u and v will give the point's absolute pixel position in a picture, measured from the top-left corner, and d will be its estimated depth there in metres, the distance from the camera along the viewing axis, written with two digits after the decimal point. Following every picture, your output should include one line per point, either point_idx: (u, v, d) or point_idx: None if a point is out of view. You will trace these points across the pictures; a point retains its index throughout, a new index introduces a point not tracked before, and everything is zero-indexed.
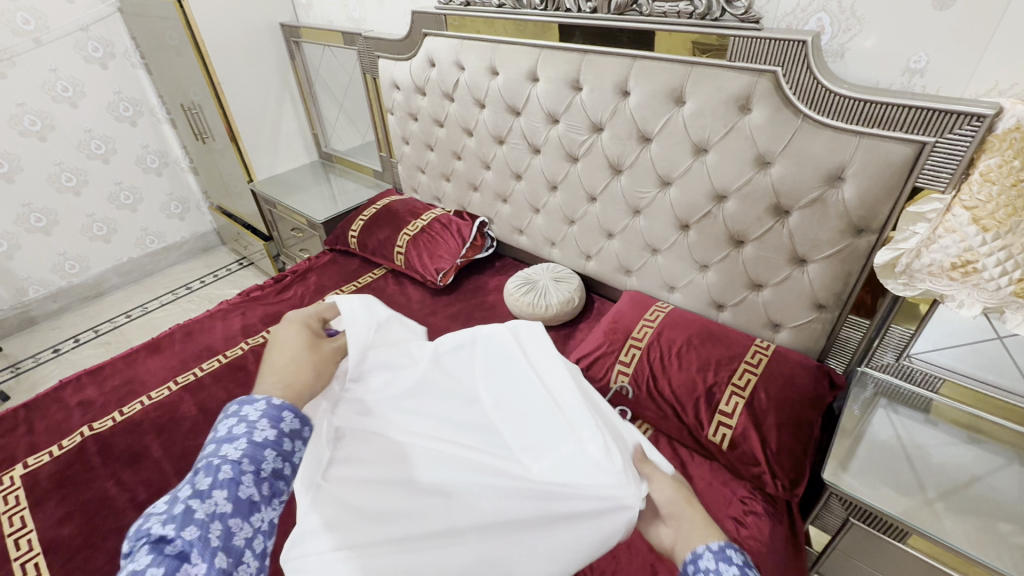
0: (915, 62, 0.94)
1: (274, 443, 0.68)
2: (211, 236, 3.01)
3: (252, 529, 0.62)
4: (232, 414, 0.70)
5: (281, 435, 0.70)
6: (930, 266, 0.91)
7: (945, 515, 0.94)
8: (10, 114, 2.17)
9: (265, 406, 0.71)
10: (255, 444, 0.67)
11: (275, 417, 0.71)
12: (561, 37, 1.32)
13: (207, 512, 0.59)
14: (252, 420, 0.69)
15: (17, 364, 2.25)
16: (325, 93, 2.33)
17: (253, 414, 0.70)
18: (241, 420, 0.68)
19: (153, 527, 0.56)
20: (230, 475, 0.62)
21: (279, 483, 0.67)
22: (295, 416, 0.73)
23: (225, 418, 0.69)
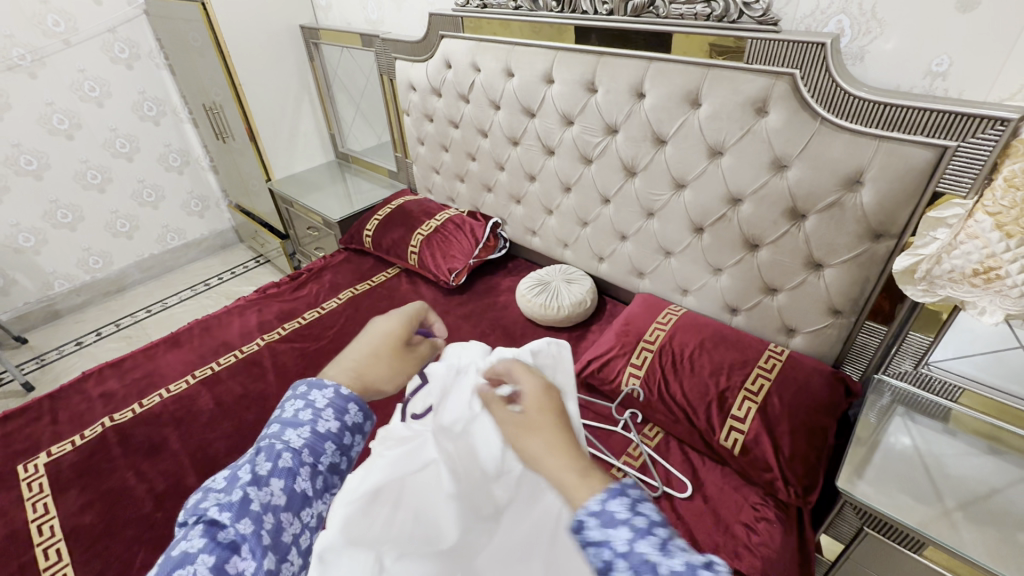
0: (937, 65, 0.93)
1: (337, 436, 0.64)
2: (229, 234, 3.06)
3: (300, 525, 0.59)
4: (300, 395, 0.66)
5: (345, 427, 0.65)
6: (950, 273, 0.89)
7: (964, 526, 0.92)
8: (39, 113, 2.24)
9: (335, 395, 0.67)
10: (315, 435, 0.63)
11: (341, 408, 0.66)
12: (577, 39, 1.32)
13: (263, 504, 0.56)
14: (318, 407, 0.65)
15: (42, 355, 2.31)
16: (343, 94, 2.37)
17: (320, 402, 0.65)
18: (308, 405, 0.65)
19: (209, 508, 0.54)
20: (289, 465, 0.60)
21: (333, 478, 0.64)
22: (359, 408, 0.67)
23: (293, 400, 0.66)
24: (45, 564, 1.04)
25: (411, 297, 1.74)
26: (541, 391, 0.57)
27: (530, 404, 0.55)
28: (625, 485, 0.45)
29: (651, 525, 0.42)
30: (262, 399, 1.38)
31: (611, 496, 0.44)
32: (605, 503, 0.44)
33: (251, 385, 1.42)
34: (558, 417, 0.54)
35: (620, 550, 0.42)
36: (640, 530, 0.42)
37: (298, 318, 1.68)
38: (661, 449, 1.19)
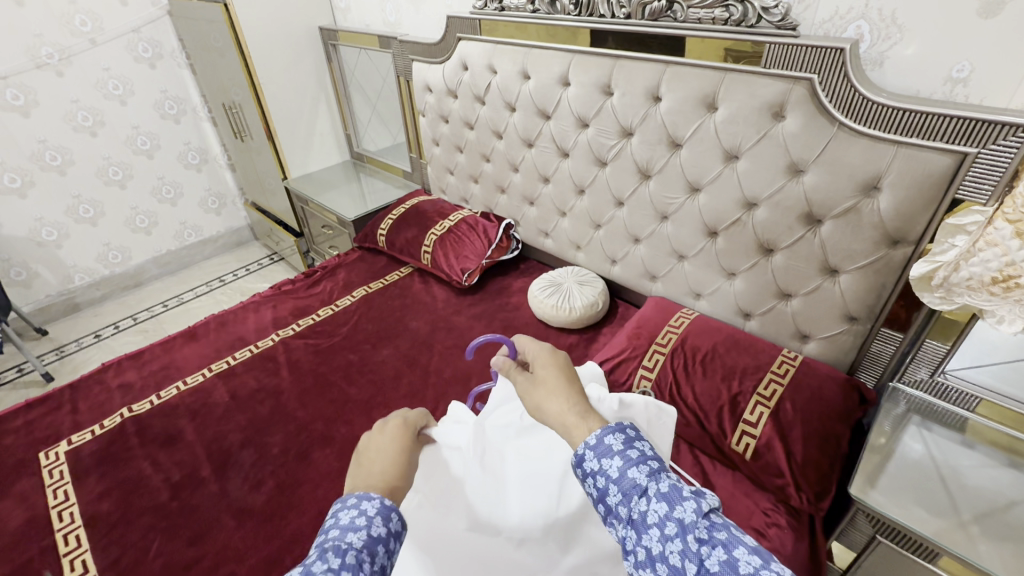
0: (958, 71, 0.92)
1: (389, 539, 0.58)
2: (245, 231, 3.11)
3: None
4: (347, 504, 0.60)
5: (392, 532, 0.60)
6: (969, 280, 0.87)
7: (979, 538, 0.91)
8: (65, 110, 2.29)
9: (380, 503, 0.61)
10: (372, 539, 0.57)
11: (389, 515, 0.61)
12: (594, 42, 1.32)
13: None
14: (370, 510, 0.60)
15: (62, 347, 2.36)
16: (359, 95, 2.40)
17: (370, 508, 0.60)
18: (359, 509, 0.59)
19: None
20: (354, 561, 0.54)
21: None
22: (402, 516, 0.62)
23: (341, 509, 0.60)
24: (64, 549, 1.06)
25: (424, 296, 1.76)
26: (549, 356, 0.80)
27: (538, 364, 0.79)
28: (621, 428, 0.64)
29: (642, 456, 0.61)
30: (277, 394, 1.40)
31: (608, 434, 0.64)
32: (602, 439, 0.63)
33: (266, 379, 1.44)
34: (561, 377, 0.77)
35: (614, 474, 0.60)
36: (632, 459, 0.60)
37: (312, 314, 1.70)
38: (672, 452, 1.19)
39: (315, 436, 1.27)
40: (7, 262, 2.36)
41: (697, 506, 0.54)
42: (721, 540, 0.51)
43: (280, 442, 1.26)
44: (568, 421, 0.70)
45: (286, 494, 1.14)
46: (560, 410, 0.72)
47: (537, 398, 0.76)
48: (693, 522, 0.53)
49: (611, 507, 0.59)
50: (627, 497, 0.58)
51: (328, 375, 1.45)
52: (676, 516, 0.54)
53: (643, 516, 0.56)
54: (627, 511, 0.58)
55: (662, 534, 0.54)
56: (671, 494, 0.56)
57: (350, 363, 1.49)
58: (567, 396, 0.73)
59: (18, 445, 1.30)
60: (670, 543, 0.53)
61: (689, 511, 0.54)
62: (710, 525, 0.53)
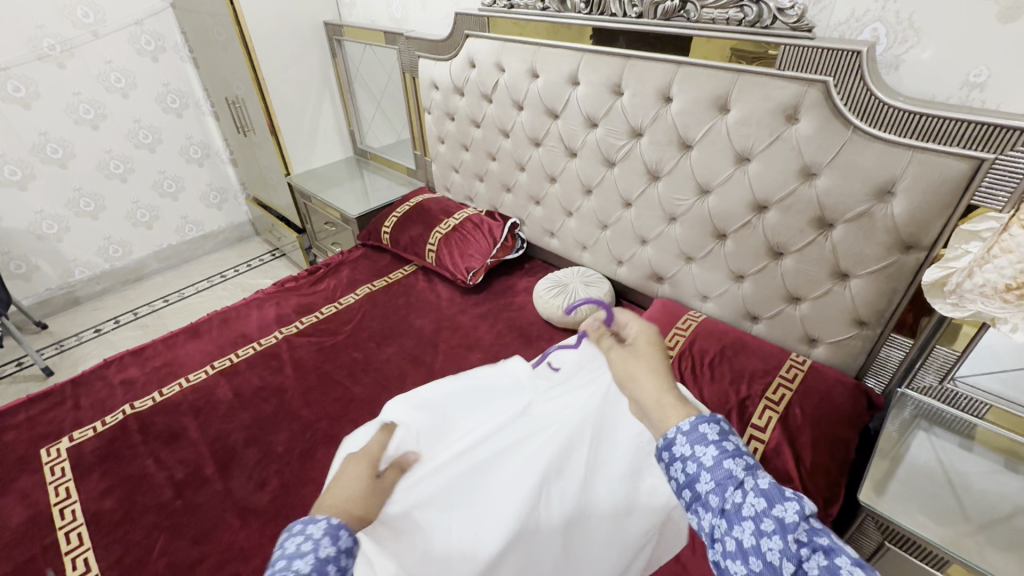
0: (975, 76, 0.91)
1: (337, 559, 0.56)
2: (246, 227, 3.10)
3: None
4: (296, 532, 0.58)
5: (341, 550, 0.58)
6: (982, 287, 0.87)
7: (989, 546, 0.90)
8: (66, 102, 2.27)
9: (327, 523, 0.59)
10: (322, 560, 0.55)
11: (336, 534, 0.59)
12: (604, 41, 1.31)
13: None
14: (316, 537, 0.57)
15: (62, 341, 2.35)
16: (363, 91, 2.38)
17: (316, 531, 0.58)
18: (305, 537, 0.57)
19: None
20: None
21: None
22: (352, 533, 0.60)
23: (286, 539, 0.57)
24: (67, 548, 1.05)
25: (428, 295, 1.74)
26: (652, 334, 0.77)
27: (640, 340, 0.76)
28: (713, 417, 0.61)
29: (738, 449, 0.58)
30: (280, 392, 1.39)
31: (702, 422, 0.60)
32: (696, 426, 0.59)
33: (269, 377, 1.43)
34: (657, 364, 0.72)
35: (707, 462, 0.57)
36: (728, 450, 0.57)
37: (316, 312, 1.69)
38: None
39: (320, 435, 1.26)
40: (7, 256, 2.34)
41: (798, 507, 0.52)
42: (823, 545, 0.50)
43: (285, 440, 1.25)
44: (664, 404, 0.66)
45: (291, 493, 1.13)
46: (654, 392, 0.68)
47: (632, 370, 0.72)
48: (794, 523, 0.51)
49: (699, 495, 0.57)
50: (721, 488, 0.55)
51: (332, 374, 1.44)
52: (776, 514, 0.52)
53: (737, 508, 0.54)
54: (718, 501, 0.55)
55: (757, 529, 0.52)
56: (770, 491, 0.54)
57: (354, 361, 1.48)
58: (659, 377, 0.70)
59: (19, 441, 1.29)
60: (765, 538, 0.51)
61: (791, 511, 0.52)
62: (810, 528, 0.52)
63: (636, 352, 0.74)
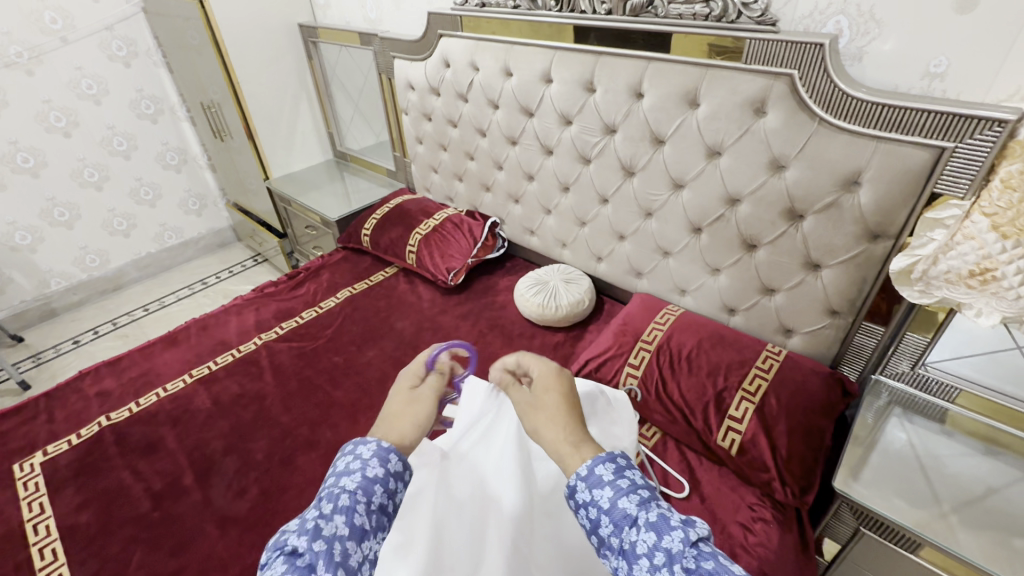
0: (935, 66, 0.93)
1: (384, 480, 0.64)
2: (227, 233, 3.06)
3: (362, 555, 0.57)
4: (348, 450, 0.67)
5: (390, 472, 0.65)
6: (946, 274, 0.89)
7: (960, 528, 0.92)
8: (36, 110, 2.23)
9: (378, 446, 0.67)
10: (370, 480, 0.63)
11: (385, 456, 0.66)
12: (576, 38, 1.31)
13: (329, 534, 0.56)
14: (365, 456, 0.65)
15: (38, 354, 2.30)
16: (341, 93, 2.37)
17: (366, 452, 0.66)
18: (356, 457, 0.65)
19: (289, 539, 0.56)
20: (347, 503, 0.59)
21: (386, 518, 0.63)
22: (401, 458, 0.67)
23: (341, 454, 0.66)
24: (41, 564, 1.04)
25: (409, 296, 1.74)
26: (552, 379, 0.79)
27: (540, 389, 0.78)
28: (611, 456, 0.64)
29: (632, 486, 0.61)
30: (260, 398, 1.38)
31: (598, 463, 0.64)
32: (592, 469, 0.63)
33: (249, 384, 1.42)
34: (561, 411, 0.74)
35: (604, 505, 0.60)
36: (622, 488, 0.60)
37: (296, 317, 1.67)
38: (659, 449, 1.19)
39: (300, 441, 1.25)
40: None
41: (684, 535, 0.55)
42: (708, 569, 0.52)
43: (264, 447, 1.24)
44: (563, 450, 0.68)
45: (271, 501, 1.12)
46: (555, 439, 0.70)
47: (536, 422, 0.74)
48: (680, 551, 0.54)
49: (604, 539, 0.60)
50: (618, 527, 0.58)
51: (313, 379, 1.43)
52: (664, 545, 0.55)
53: (633, 546, 0.57)
54: (618, 541, 0.58)
55: (651, 564, 0.55)
56: (659, 523, 0.57)
57: (335, 365, 1.47)
58: (560, 426, 0.71)
59: None
60: (658, 572, 0.54)
61: (676, 540, 0.55)
62: (698, 555, 0.54)
63: (538, 391, 0.78)
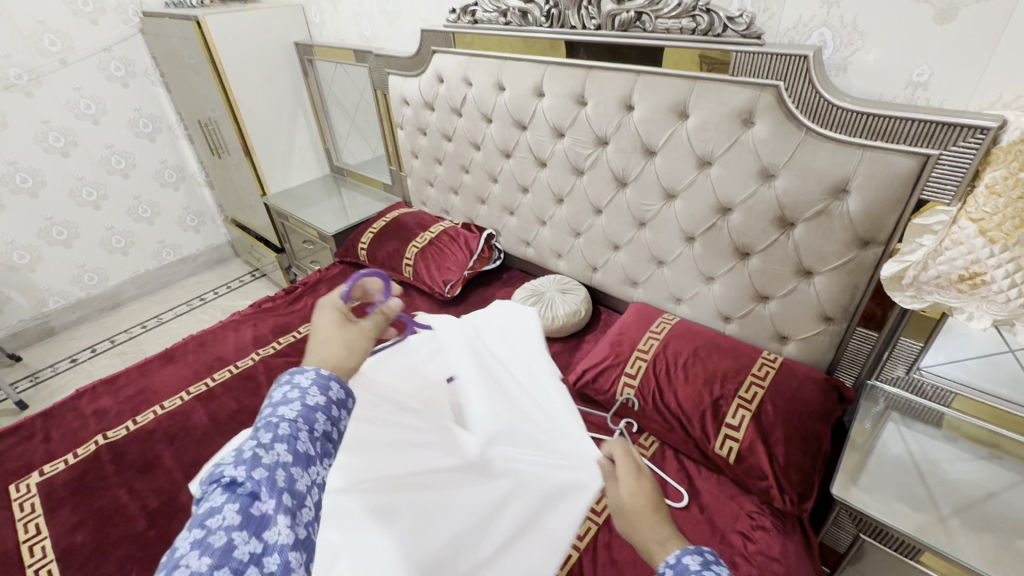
0: (918, 76, 0.95)
1: (326, 408, 0.62)
2: (225, 249, 3.08)
3: (310, 480, 0.56)
4: (284, 381, 0.64)
5: (331, 401, 0.64)
6: (937, 279, 0.91)
7: (960, 531, 0.92)
8: (35, 130, 2.25)
9: (316, 374, 0.65)
10: (311, 406, 0.61)
11: (325, 385, 0.64)
12: (566, 53, 1.34)
13: (271, 461, 0.54)
14: (304, 385, 0.63)
15: (36, 373, 2.30)
16: (337, 108, 2.39)
17: (304, 381, 0.63)
18: (293, 386, 0.62)
19: (224, 470, 0.52)
20: (289, 431, 0.57)
21: (330, 446, 0.61)
22: (342, 385, 0.66)
23: (277, 387, 0.64)
24: None
25: (406, 309, 1.74)
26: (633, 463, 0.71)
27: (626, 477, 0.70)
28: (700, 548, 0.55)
29: None
30: (257, 414, 1.37)
31: (686, 553, 0.55)
32: (680, 557, 0.55)
33: (246, 400, 1.42)
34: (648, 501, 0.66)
35: None
36: None
37: (293, 331, 1.68)
38: (657, 459, 1.19)
39: None
40: None
41: None
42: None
43: None
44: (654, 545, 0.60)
45: None
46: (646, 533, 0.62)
47: (625, 517, 0.65)
48: None
49: None
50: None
51: None
52: None
53: None
54: None
55: None
56: None
57: None
58: (651, 517, 0.64)
59: None
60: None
61: None
62: None
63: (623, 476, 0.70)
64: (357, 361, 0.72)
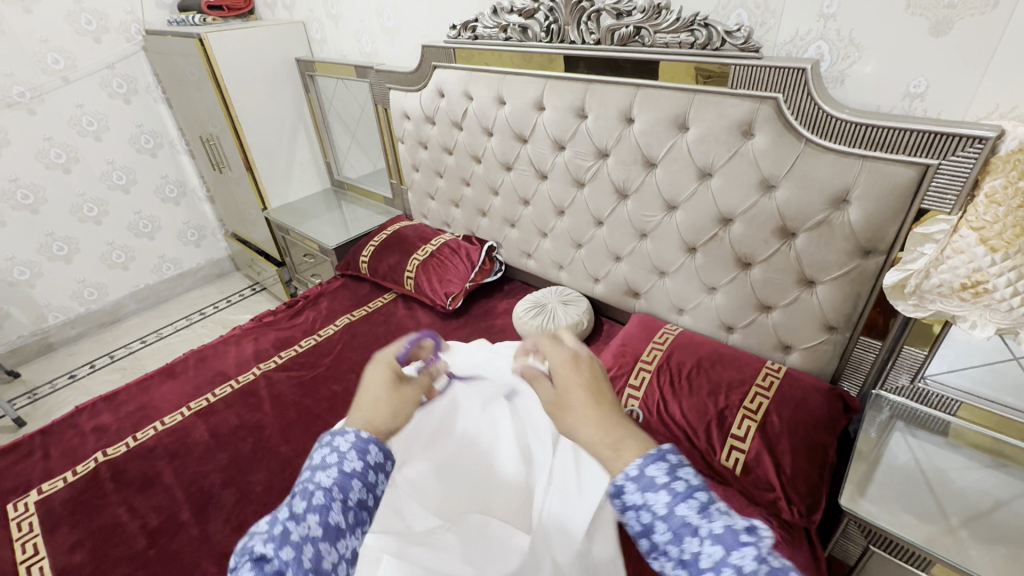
0: (915, 87, 0.96)
1: (362, 474, 0.61)
2: (226, 262, 3.08)
3: (338, 555, 0.55)
4: (325, 442, 0.65)
5: (369, 465, 0.63)
6: (939, 287, 0.91)
7: (970, 543, 0.91)
8: (37, 147, 2.26)
9: (356, 437, 0.65)
10: (346, 475, 0.60)
11: (364, 448, 0.64)
12: (566, 67, 1.35)
13: (302, 534, 0.54)
14: (342, 449, 0.63)
15: (35, 390, 2.28)
16: (338, 123, 2.41)
17: (344, 444, 0.64)
18: (332, 449, 0.63)
19: (255, 545, 0.54)
20: (322, 501, 0.57)
21: (364, 514, 0.60)
22: (381, 448, 0.65)
23: (318, 448, 0.64)
24: None
25: (408, 322, 1.74)
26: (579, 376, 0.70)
27: (565, 379, 0.70)
28: (662, 455, 0.58)
29: (689, 488, 0.55)
30: (258, 429, 1.36)
31: (648, 463, 0.57)
32: (643, 470, 0.57)
33: (247, 415, 1.41)
34: (585, 385, 0.69)
35: (660, 510, 0.54)
36: (678, 493, 0.54)
37: (295, 345, 1.67)
38: None
39: (299, 472, 1.24)
40: None
41: (757, 553, 0.49)
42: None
43: (263, 480, 1.23)
44: (615, 445, 0.61)
45: None
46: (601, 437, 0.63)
47: (568, 420, 0.67)
48: (754, 571, 0.48)
49: (657, 544, 0.55)
50: (677, 536, 0.53)
51: (312, 408, 1.42)
52: (734, 562, 0.49)
53: (695, 558, 0.51)
54: (677, 551, 0.53)
55: None
56: (726, 536, 0.51)
57: (334, 394, 1.46)
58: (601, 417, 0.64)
59: None
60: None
61: (748, 558, 0.48)
62: (775, 573, 0.48)
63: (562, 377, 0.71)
64: (393, 424, 0.72)
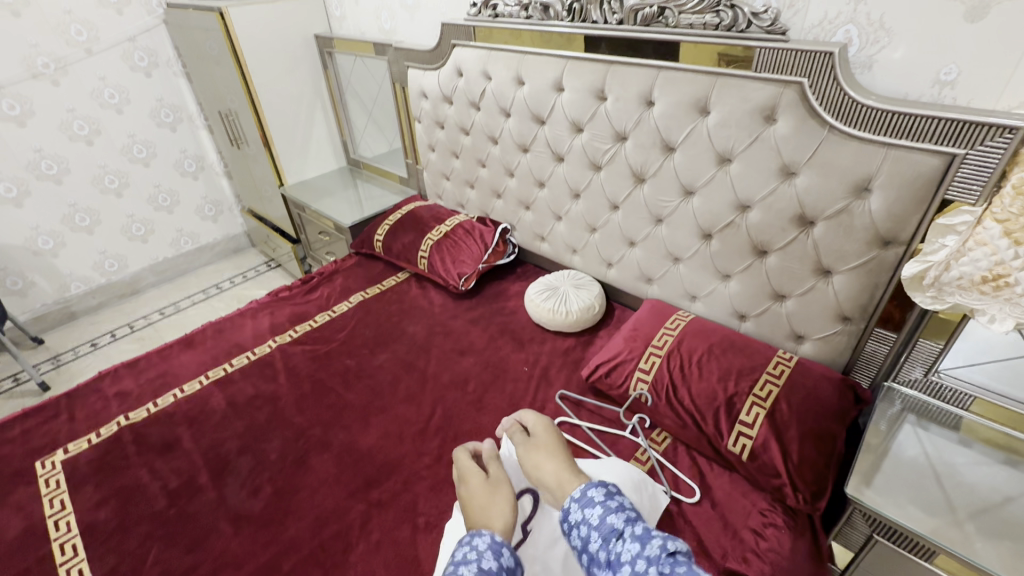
0: (946, 74, 0.93)
1: (498, 572, 0.75)
2: (242, 238, 3.12)
3: None
4: (465, 543, 0.81)
5: (502, 566, 0.77)
6: (959, 280, 0.89)
7: (976, 536, 0.92)
8: (61, 119, 2.29)
9: (490, 539, 0.81)
10: (480, 571, 0.74)
11: (498, 551, 0.79)
12: (587, 48, 1.34)
13: None
14: (481, 549, 0.78)
15: (58, 356, 2.35)
16: (355, 102, 2.41)
17: (481, 545, 0.80)
18: (472, 548, 0.79)
19: None
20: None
21: None
22: (512, 554, 0.80)
23: (459, 547, 0.80)
24: (62, 559, 1.06)
25: (421, 301, 1.76)
26: None
27: None
28: (603, 486, 0.88)
29: (618, 506, 0.83)
30: (274, 400, 1.40)
31: (591, 489, 0.87)
32: (585, 493, 0.87)
33: (263, 386, 1.44)
34: None
35: (594, 521, 0.81)
36: (609, 509, 0.82)
37: (310, 320, 1.70)
38: (669, 455, 1.19)
39: (313, 441, 1.27)
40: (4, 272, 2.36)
41: (661, 544, 0.71)
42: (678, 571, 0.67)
43: (278, 448, 1.26)
44: None
45: (284, 500, 1.14)
46: None
47: None
48: (656, 555, 0.70)
49: (593, 556, 0.78)
50: (606, 541, 0.77)
51: (326, 382, 1.45)
52: (644, 552, 0.71)
53: (619, 556, 0.74)
54: (607, 554, 0.76)
55: (632, 568, 0.71)
56: (642, 535, 0.75)
57: (348, 368, 1.49)
58: None
59: (14, 454, 1.30)
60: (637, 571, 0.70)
61: (655, 546, 0.71)
62: (671, 561, 0.69)
63: None
64: None
